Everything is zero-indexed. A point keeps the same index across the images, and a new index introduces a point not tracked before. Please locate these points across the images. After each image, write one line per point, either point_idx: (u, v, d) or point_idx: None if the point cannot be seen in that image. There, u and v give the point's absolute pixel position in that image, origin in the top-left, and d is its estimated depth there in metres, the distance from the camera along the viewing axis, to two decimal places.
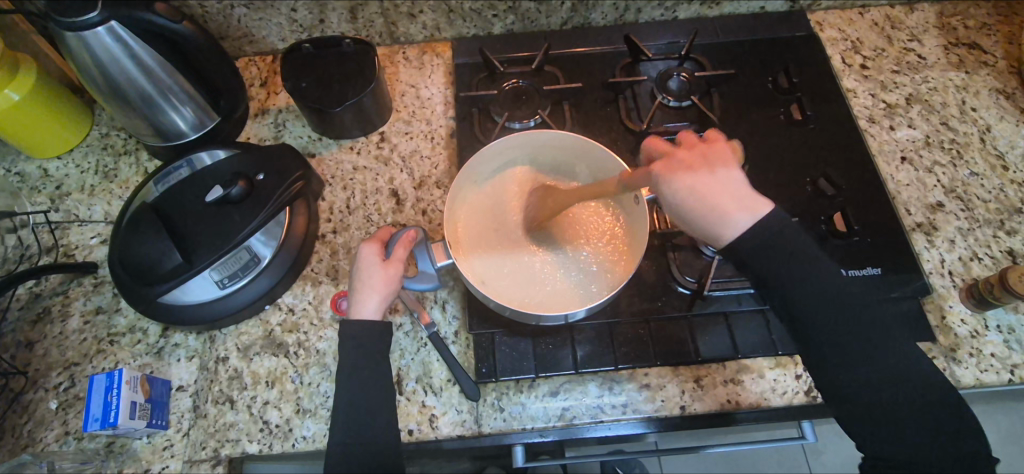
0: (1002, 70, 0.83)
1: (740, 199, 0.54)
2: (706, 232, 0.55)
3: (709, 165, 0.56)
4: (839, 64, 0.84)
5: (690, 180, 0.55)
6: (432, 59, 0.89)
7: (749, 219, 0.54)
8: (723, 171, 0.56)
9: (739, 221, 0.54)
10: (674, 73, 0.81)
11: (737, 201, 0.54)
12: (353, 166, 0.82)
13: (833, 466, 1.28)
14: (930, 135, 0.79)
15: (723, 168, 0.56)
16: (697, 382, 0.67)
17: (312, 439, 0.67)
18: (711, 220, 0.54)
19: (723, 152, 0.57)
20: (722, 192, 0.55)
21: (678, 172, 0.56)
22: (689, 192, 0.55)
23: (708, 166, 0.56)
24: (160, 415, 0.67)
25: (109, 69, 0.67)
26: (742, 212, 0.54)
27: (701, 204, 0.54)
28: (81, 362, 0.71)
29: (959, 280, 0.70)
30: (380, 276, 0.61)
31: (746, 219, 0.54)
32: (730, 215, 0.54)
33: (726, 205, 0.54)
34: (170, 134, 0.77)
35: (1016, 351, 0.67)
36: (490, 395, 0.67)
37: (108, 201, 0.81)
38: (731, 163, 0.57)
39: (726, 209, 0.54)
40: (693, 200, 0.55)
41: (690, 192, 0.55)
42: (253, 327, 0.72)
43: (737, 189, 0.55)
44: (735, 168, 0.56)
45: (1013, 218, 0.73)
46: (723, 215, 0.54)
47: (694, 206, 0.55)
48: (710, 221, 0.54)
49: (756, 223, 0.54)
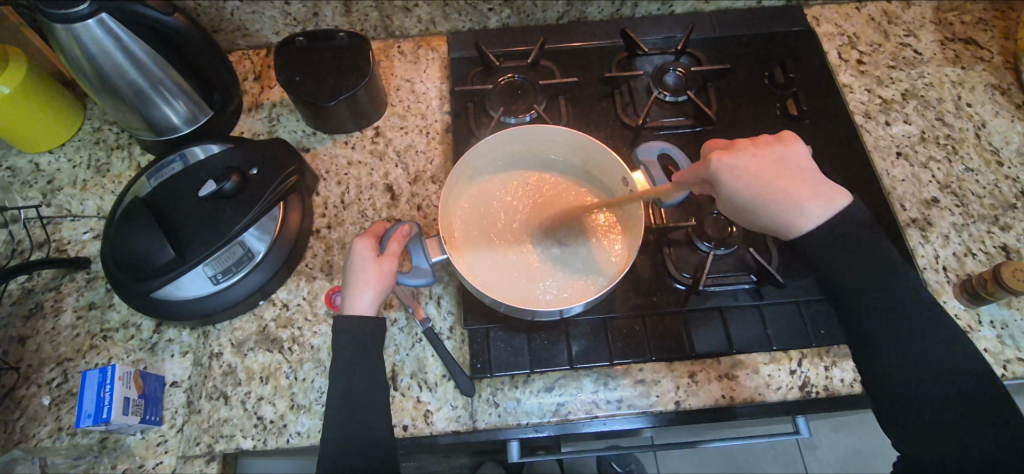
0: (998, 66, 0.82)
1: (819, 190, 0.58)
2: (780, 223, 0.58)
3: (778, 156, 0.60)
4: (835, 59, 0.84)
5: (761, 169, 0.58)
6: (428, 53, 0.88)
7: (822, 210, 0.58)
8: (792, 162, 0.59)
9: (818, 213, 0.58)
10: (671, 68, 0.81)
11: (815, 192, 0.58)
12: (348, 160, 0.81)
13: (828, 460, 1.29)
14: (926, 131, 0.79)
15: (792, 159, 0.60)
16: (691, 378, 0.67)
17: (307, 435, 0.67)
18: (785, 208, 0.58)
19: (785, 144, 0.61)
20: (796, 182, 0.58)
21: (746, 161, 0.59)
22: (761, 181, 0.58)
23: (776, 155, 0.60)
24: (154, 411, 0.67)
25: (100, 63, 0.66)
26: (816, 202, 0.58)
27: (773, 193, 0.57)
28: (74, 358, 0.71)
29: (953, 275, 0.71)
30: (374, 271, 0.61)
31: (823, 211, 0.58)
32: (803, 204, 0.58)
33: (801, 194, 0.58)
34: (163, 128, 0.76)
35: (1010, 347, 0.67)
36: (485, 390, 0.67)
37: (100, 195, 0.80)
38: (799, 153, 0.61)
39: (799, 199, 0.58)
40: (760, 187, 0.58)
41: (761, 181, 0.58)
42: (247, 322, 0.72)
43: (812, 181, 0.59)
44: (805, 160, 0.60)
45: (1007, 213, 0.73)
46: (797, 204, 0.58)
47: (769, 196, 0.58)
48: (785, 212, 0.58)
49: (834, 214, 0.58)
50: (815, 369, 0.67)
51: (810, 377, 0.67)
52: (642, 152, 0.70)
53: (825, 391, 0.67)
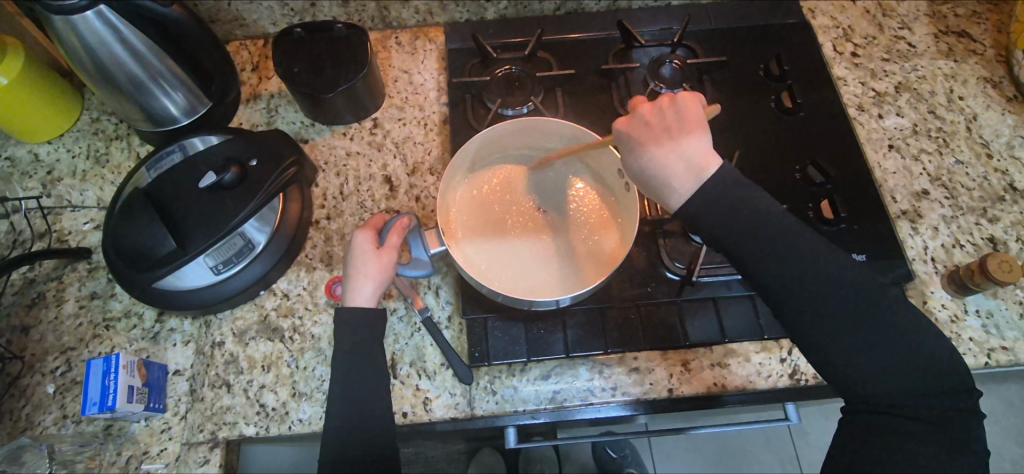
0: (990, 59, 0.83)
1: (689, 166, 0.56)
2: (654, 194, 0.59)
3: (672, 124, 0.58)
4: (830, 52, 0.85)
5: (650, 144, 0.58)
6: (425, 44, 0.88)
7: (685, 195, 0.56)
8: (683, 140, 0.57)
9: (678, 188, 0.56)
10: (667, 61, 0.81)
11: (685, 166, 0.56)
12: (347, 151, 0.82)
13: (818, 446, 1.32)
14: (918, 123, 0.80)
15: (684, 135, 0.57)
16: (684, 366, 0.69)
17: (308, 422, 0.68)
18: (655, 190, 0.58)
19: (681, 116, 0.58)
20: (671, 155, 0.57)
21: (636, 131, 0.59)
22: (641, 155, 0.58)
23: (670, 123, 0.58)
24: (157, 399, 0.68)
25: (99, 54, 0.66)
26: (679, 189, 0.56)
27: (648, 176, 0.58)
28: (78, 347, 0.72)
29: (941, 266, 0.72)
30: (374, 263, 0.62)
31: (686, 186, 0.56)
32: (670, 190, 0.57)
33: (673, 168, 0.56)
34: (163, 119, 0.76)
35: (994, 336, 0.68)
36: (483, 378, 0.68)
37: (100, 186, 0.80)
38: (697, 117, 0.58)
39: (669, 175, 0.57)
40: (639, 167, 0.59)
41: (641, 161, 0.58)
42: (248, 312, 0.73)
43: (692, 151, 0.56)
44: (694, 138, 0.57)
45: (995, 206, 0.75)
46: (664, 189, 0.57)
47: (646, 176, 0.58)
48: (657, 187, 0.58)
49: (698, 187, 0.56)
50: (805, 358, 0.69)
51: (800, 365, 0.69)
52: None
53: (815, 379, 0.68)
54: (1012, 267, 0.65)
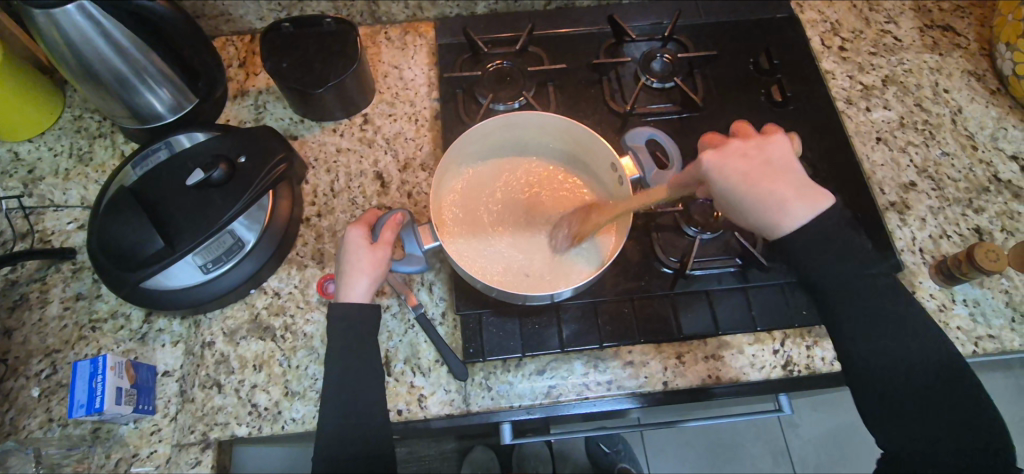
0: (974, 52, 0.84)
1: (807, 190, 0.57)
2: (762, 219, 0.57)
3: (764, 156, 0.58)
4: (818, 46, 0.86)
5: (743, 171, 0.57)
6: (415, 39, 0.88)
7: (809, 211, 0.56)
8: (781, 163, 0.58)
9: (795, 210, 0.56)
10: (657, 55, 0.81)
11: (800, 193, 0.56)
12: (337, 147, 0.81)
13: (808, 438, 1.34)
14: (905, 116, 0.81)
15: (782, 159, 0.58)
16: (678, 359, 0.69)
17: (301, 421, 0.67)
18: (770, 209, 0.56)
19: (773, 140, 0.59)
20: (777, 180, 0.56)
21: (732, 161, 0.57)
22: (744, 182, 0.56)
23: (764, 158, 0.57)
24: (146, 400, 0.67)
25: (81, 49, 0.65)
26: (803, 203, 0.56)
27: (757, 193, 0.56)
28: (63, 349, 0.70)
29: (929, 257, 0.73)
30: (367, 258, 0.61)
31: (804, 211, 0.56)
32: (789, 204, 0.56)
33: (788, 195, 0.56)
34: (148, 116, 0.75)
35: (981, 324, 0.69)
36: (478, 374, 0.68)
37: (83, 184, 0.79)
38: (787, 154, 0.58)
39: (784, 199, 0.56)
40: (745, 188, 0.56)
41: (746, 180, 0.56)
42: (239, 311, 0.72)
43: (798, 182, 0.57)
44: (808, 197, 0.56)
45: (981, 196, 0.76)
46: (782, 204, 0.56)
47: (761, 196, 0.56)
48: (768, 209, 0.56)
49: (815, 216, 0.56)
50: (798, 349, 0.70)
51: (793, 356, 0.69)
52: (630, 138, 0.73)
53: (807, 369, 0.69)
54: (998, 256, 0.66)
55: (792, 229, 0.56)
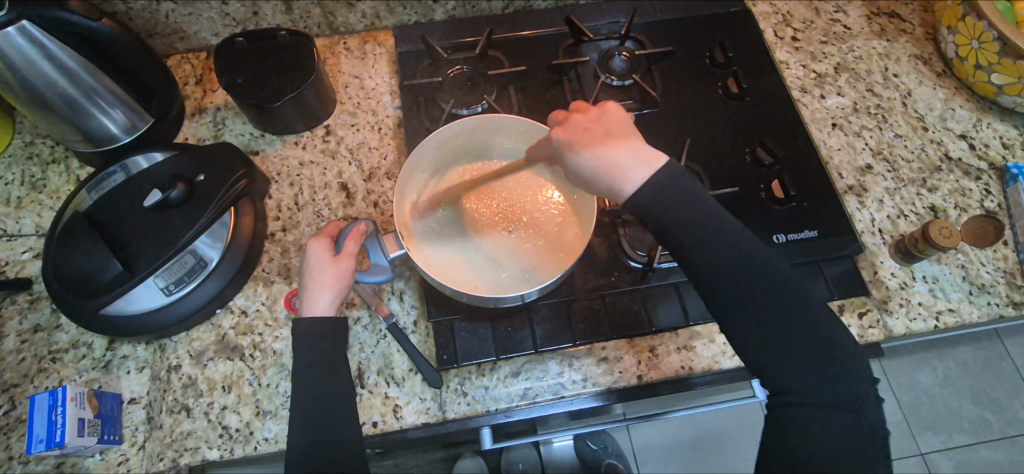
0: (919, 37, 0.87)
1: (647, 154, 0.57)
2: (606, 189, 0.58)
3: (604, 128, 0.60)
4: (771, 37, 0.88)
5: (581, 144, 0.59)
6: (375, 48, 0.87)
7: (645, 173, 0.56)
8: (618, 131, 0.59)
9: (633, 176, 0.56)
10: (616, 53, 0.82)
11: (635, 156, 0.57)
12: (299, 161, 0.80)
13: None
14: (858, 102, 0.83)
15: (618, 128, 0.59)
16: (651, 352, 0.69)
17: (275, 440, 0.66)
18: (610, 176, 0.57)
19: (606, 112, 0.61)
20: (617, 146, 0.58)
21: (575, 135, 0.60)
22: (585, 152, 0.58)
23: (603, 127, 0.60)
24: (112, 430, 0.65)
25: (25, 74, 0.63)
26: (638, 167, 0.56)
27: (596, 161, 0.58)
28: (22, 383, 0.68)
29: (888, 237, 0.75)
30: (330, 271, 0.61)
31: (642, 173, 0.56)
32: (627, 170, 0.56)
33: (620, 157, 0.57)
34: (101, 138, 0.73)
35: (941, 299, 0.71)
36: (452, 381, 0.67)
37: (37, 212, 0.76)
38: (625, 125, 0.60)
39: (619, 163, 0.57)
40: (589, 160, 0.58)
41: (587, 151, 0.58)
42: (205, 332, 0.70)
43: (634, 146, 0.58)
44: (654, 161, 0.57)
45: (934, 175, 0.78)
46: (620, 171, 0.57)
47: (596, 166, 0.58)
48: (609, 178, 0.57)
49: (653, 178, 0.56)
50: None
51: None
52: None
53: None
54: (951, 232, 0.68)
55: (632, 194, 0.56)
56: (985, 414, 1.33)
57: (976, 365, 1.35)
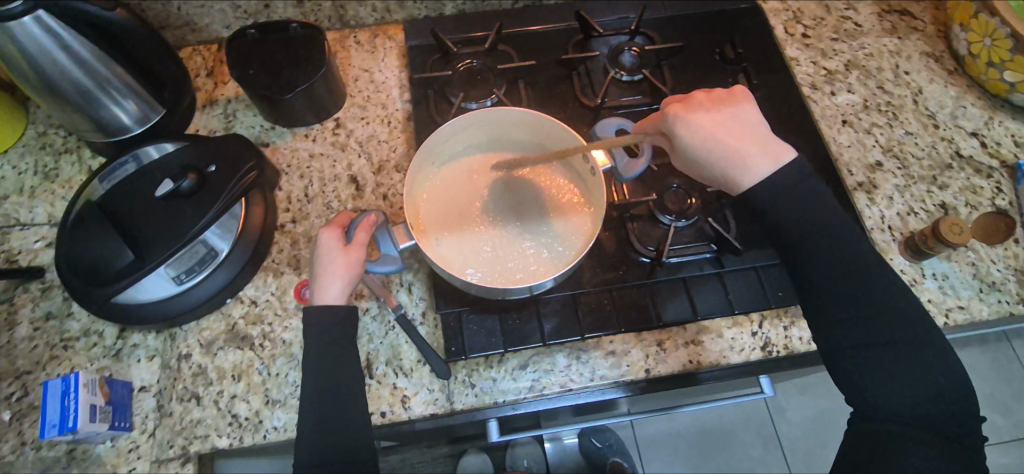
0: (931, 35, 0.87)
1: (772, 147, 0.60)
2: (724, 172, 0.60)
3: (731, 114, 0.61)
4: (781, 34, 0.87)
5: (710, 124, 0.60)
6: (385, 42, 0.87)
7: (771, 166, 0.59)
8: (745, 120, 0.61)
9: (759, 166, 0.59)
10: (626, 48, 0.82)
11: (763, 147, 0.60)
12: (309, 153, 0.80)
13: (796, 422, 1.36)
14: (868, 99, 0.83)
15: (744, 116, 0.61)
16: (659, 346, 0.70)
17: (284, 429, 0.66)
18: (735, 162, 0.59)
19: (736, 99, 0.62)
20: (746, 135, 0.60)
21: (701, 116, 0.60)
22: (711, 136, 0.60)
23: (733, 114, 0.61)
24: (123, 417, 0.66)
25: (40, 63, 0.64)
26: (767, 158, 0.59)
27: (723, 146, 0.59)
28: (34, 370, 0.69)
29: (898, 234, 0.75)
30: (341, 260, 0.61)
31: (768, 165, 0.59)
32: (755, 158, 0.59)
33: (749, 151, 0.59)
34: (114, 129, 0.74)
35: (950, 296, 0.71)
36: (460, 372, 0.68)
37: (50, 202, 0.77)
38: (750, 115, 0.62)
39: (748, 153, 0.59)
40: (715, 142, 0.60)
41: (710, 135, 0.60)
42: (215, 322, 0.71)
43: (760, 136, 0.60)
44: (779, 153, 0.60)
45: (945, 173, 0.78)
46: (745, 157, 0.59)
47: (718, 147, 0.60)
48: (732, 163, 0.60)
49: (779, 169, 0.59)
50: (775, 330, 0.71)
51: (771, 338, 0.70)
52: (600, 130, 0.72)
53: (786, 350, 0.70)
54: (961, 229, 0.68)
55: (753, 183, 0.60)
56: (993, 416, 1.32)
57: (984, 367, 1.35)
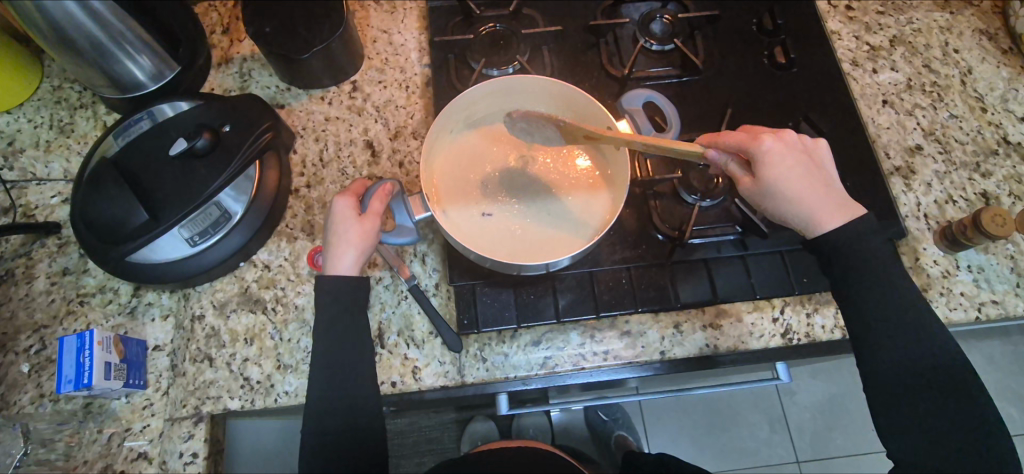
0: (986, 11, 0.81)
1: (847, 205, 0.59)
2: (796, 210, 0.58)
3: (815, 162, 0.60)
4: (824, 5, 0.82)
5: (799, 167, 0.59)
6: (405, 2, 0.84)
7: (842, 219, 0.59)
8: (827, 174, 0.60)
9: (829, 214, 0.58)
10: (657, 16, 0.78)
11: (838, 202, 0.59)
12: (325, 116, 0.78)
13: (806, 406, 1.35)
14: (912, 78, 0.78)
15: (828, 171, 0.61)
16: (676, 328, 0.68)
17: (295, 394, 0.67)
18: (810, 204, 0.58)
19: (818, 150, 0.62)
20: (828, 188, 0.59)
21: (791, 158, 0.59)
22: (799, 176, 0.58)
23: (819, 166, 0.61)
24: (137, 375, 0.66)
25: (53, 15, 0.61)
26: (840, 212, 0.58)
27: (803, 190, 0.58)
28: (51, 325, 0.69)
29: (934, 223, 0.71)
30: (355, 229, 0.60)
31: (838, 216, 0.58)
32: (828, 207, 0.58)
33: (828, 200, 0.59)
34: (128, 85, 0.72)
35: (985, 289, 0.68)
36: (472, 346, 0.67)
37: (65, 157, 0.76)
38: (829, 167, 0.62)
39: (824, 201, 0.58)
40: (795, 184, 0.58)
41: (796, 177, 0.58)
42: (229, 284, 0.71)
43: (840, 194, 0.60)
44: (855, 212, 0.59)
45: (989, 160, 0.74)
46: (821, 206, 0.58)
47: (799, 190, 0.58)
48: (808, 205, 0.58)
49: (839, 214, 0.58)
50: (798, 316, 0.68)
51: (793, 324, 0.68)
52: (626, 101, 0.71)
53: (807, 337, 0.68)
54: (1004, 221, 0.64)
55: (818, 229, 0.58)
56: (1007, 409, 1.31)
57: (1004, 360, 1.31)
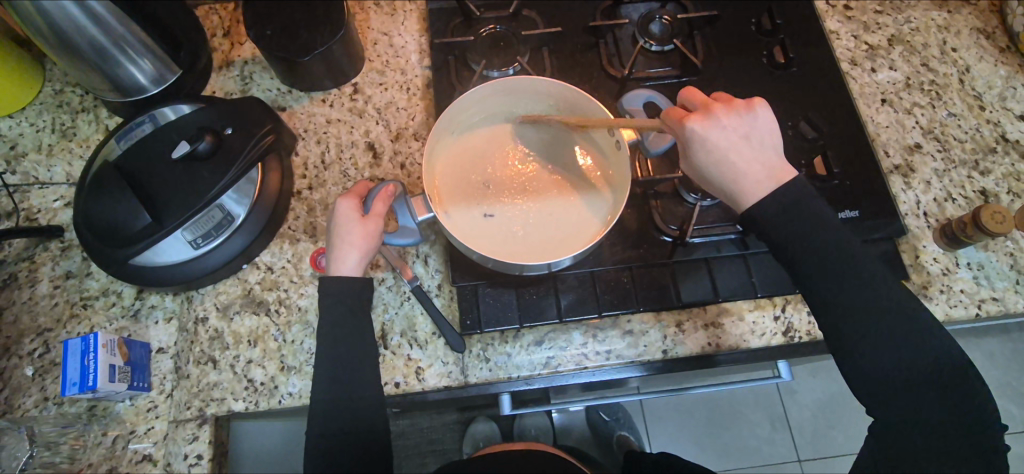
0: (983, 9, 0.82)
1: (779, 172, 0.58)
2: (723, 187, 0.59)
3: (746, 129, 0.59)
4: (822, 5, 0.83)
5: (723, 143, 0.58)
6: (405, 4, 0.84)
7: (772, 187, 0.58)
8: (761, 141, 0.59)
9: (757, 189, 0.58)
10: (656, 16, 0.78)
11: (766, 171, 0.58)
12: (326, 118, 0.79)
13: (806, 405, 1.35)
14: (910, 77, 0.79)
15: (763, 137, 0.59)
16: (678, 327, 0.68)
17: (298, 395, 0.67)
18: (732, 181, 0.58)
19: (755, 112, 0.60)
20: (755, 160, 0.58)
21: (715, 133, 0.58)
22: (722, 153, 0.58)
23: (752, 133, 0.59)
24: (141, 378, 0.67)
25: (55, 20, 0.62)
26: (769, 183, 0.58)
27: (725, 167, 0.58)
28: (54, 328, 0.69)
29: (933, 221, 0.72)
30: (358, 231, 0.60)
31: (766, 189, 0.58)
32: (753, 180, 0.58)
33: (755, 173, 0.58)
34: (130, 88, 0.72)
35: (984, 286, 0.69)
36: (475, 346, 0.67)
37: (68, 161, 0.77)
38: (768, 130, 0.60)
39: (750, 175, 0.58)
40: (717, 161, 0.58)
41: (717, 154, 0.58)
42: (231, 286, 0.71)
43: (770, 161, 0.59)
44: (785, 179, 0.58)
45: (987, 157, 0.74)
46: (744, 180, 0.58)
47: (721, 167, 0.58)
48: (730, 182, 0.59)
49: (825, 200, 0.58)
50: (799, 315, 0.69)
51: (794, 323, 0.69)
52: (626, 102, 0.71)
53: (808, 335, 0.68)
54: (1003, 218, 0.65)
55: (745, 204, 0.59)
56: (1007, 406, 1.31)
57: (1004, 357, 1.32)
